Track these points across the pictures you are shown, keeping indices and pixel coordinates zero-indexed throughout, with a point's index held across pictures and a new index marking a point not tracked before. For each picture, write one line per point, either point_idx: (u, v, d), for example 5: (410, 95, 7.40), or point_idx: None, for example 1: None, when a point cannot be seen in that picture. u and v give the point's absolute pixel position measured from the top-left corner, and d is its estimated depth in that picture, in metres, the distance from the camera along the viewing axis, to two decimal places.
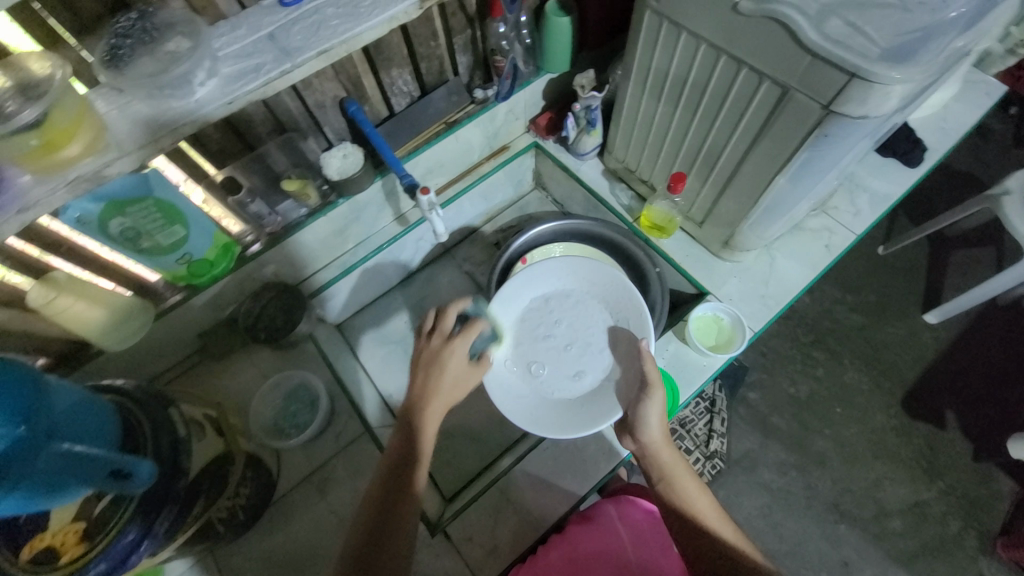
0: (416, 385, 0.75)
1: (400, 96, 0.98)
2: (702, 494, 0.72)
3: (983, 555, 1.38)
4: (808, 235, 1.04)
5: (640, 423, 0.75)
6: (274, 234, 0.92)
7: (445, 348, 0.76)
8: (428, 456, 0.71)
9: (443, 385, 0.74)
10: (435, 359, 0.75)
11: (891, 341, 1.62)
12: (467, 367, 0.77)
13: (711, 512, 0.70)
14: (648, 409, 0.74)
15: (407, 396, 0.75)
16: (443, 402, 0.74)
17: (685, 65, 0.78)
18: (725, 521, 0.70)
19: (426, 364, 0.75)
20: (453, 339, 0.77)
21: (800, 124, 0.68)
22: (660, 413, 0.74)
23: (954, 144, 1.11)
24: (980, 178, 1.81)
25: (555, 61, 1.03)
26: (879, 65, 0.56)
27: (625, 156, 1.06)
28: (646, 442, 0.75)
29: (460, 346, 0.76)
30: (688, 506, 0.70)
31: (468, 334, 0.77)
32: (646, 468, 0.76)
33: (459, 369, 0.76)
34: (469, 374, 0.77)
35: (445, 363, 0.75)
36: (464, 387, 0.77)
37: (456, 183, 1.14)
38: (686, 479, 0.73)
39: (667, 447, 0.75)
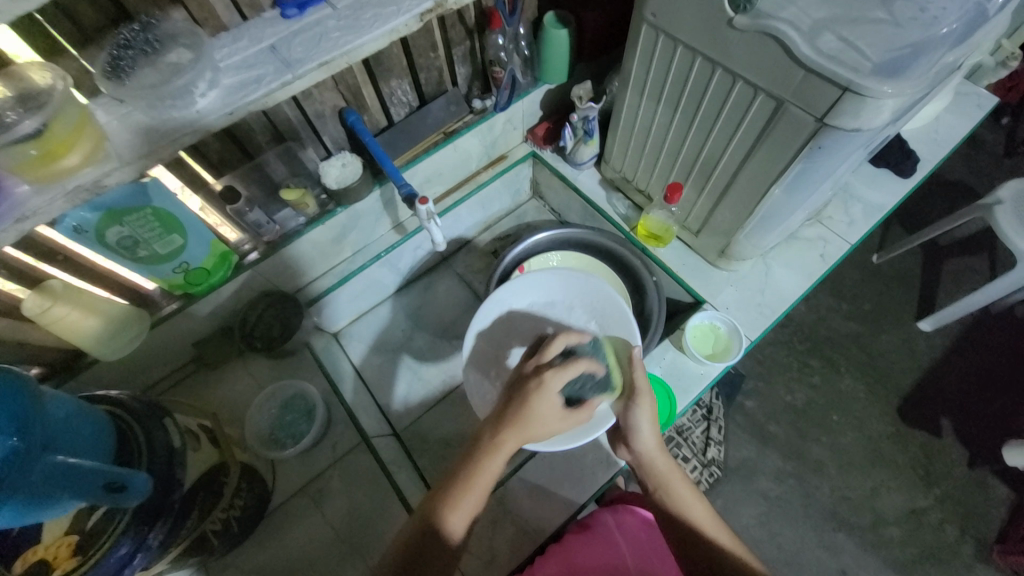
0: (500, 408, 0.65)
1: (400, 106, 0.99)
2: (697, 500, 0.72)
3: (980, 563, 1.39)
4: (803, 245, 1.05)
5: (631, 432, 0.73)
6: (272, 242, 0.92)
7: (535, 379, 0.64)
8: (464, 515, 0.62)
9: (524, 416, 0.63)
10: (523, 389, 0.64)
11: (887, 349, 1.63)
12: (557, 413, 0.64)
13: (705, 518, 0.70)
14: (638, 417, 0.72)
15: (489, 417, 0.66)
16: (517, 441, 0.62)
17: (682, 77, 0.79)
18: (719, 525, 0.70)
19: (513, 394, 0.65)
20: (547, 372, 0.64)
21: (794, 136, 0.69)
22: (650, 420, 0.72)
23: (945, 155, 1.13)
24: (971, 188, 1.83)
25: (553, 72, 1.04)
26: (871, 80, 0.57)
27: (621, 166, 1.07)
28: (639, 451, 0.74)
29: (553, 384, 0.63)
30: (681, 513, 0.70)
31: (563, 371, 0.63)
32: (641, 476, 0.75)
33: (548, 412, 0.63)
34: (557, 419, 0.64)
35: (531, 397, 0.62)
36: (550, 431, 0.64)
37: (454, 192, 1.15)
38: (678, 485, 0.72)
39: (662, 455, 0.74)
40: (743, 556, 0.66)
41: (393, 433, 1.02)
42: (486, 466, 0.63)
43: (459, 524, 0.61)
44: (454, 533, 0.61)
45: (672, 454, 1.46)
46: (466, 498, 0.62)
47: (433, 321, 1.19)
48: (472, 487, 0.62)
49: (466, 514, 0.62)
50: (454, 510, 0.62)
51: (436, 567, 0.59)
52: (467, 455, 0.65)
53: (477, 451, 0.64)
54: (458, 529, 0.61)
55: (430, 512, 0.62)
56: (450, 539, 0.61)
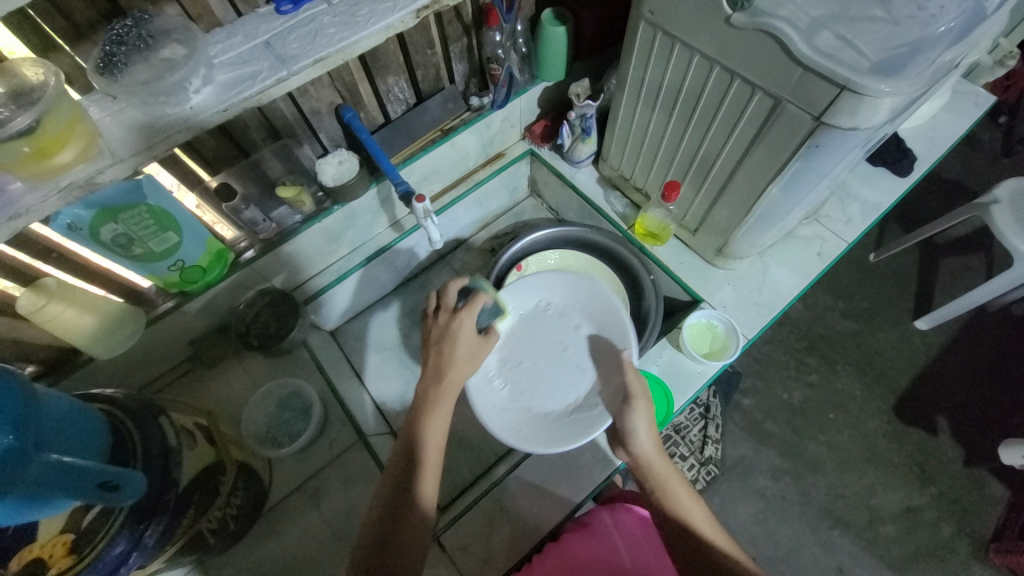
0: (429, 364, 0.72)
1: (396, 103, 0.98)
2: (696, 503, 0.71)
3: (975, 561, 1.39)
4: (801, 243, 1.05)
5: (629, 435, 0.74)
6: (269, 240, 0.91)
7: (455, 322, 0.74)
8: (432, 472, 0.66)
9: (450, 365, 0.72)
10: (445, 336, 0.74)
11: (883, 347, 1.64)
12: (477, 341, 0.75)
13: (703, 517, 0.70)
14: (635, 420, 0.74)
15: (421, 378, 0.73)
16: (459, 376, 0.71)
17: (680, 75, 0.79)
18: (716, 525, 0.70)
19: (439, 341, 0.73)
20: (459, 312, 0.74)
21: (792, 134, 0.69)
22: (648, 422, 0.74)
23: (942, 153, 1.13)
24: (968, 187, 1.84)
25: (550, 70, 1.04)
26: (868, 78, 0.57)
27: (619, 164, 1.07)
28: (638, 454, 0.74)
29: (466, 322, 0.74)
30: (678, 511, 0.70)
31: (471, 307, 0.75)
32: (639, 479, 0.75)
33: (468, 350, 0.73)
34: (480, 348, 0.75)
35: (453, 342, 0.72)
36: (472, 370, 0.74)
37: (451, 190, 1.15)
38: (676, 486, 0.72)
39: (660, 456, 0.74)
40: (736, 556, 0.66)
41: (391, 431, 1.02)
42: (432, 429, 0.68)
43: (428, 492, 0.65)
44: (428, 499, 0.64)
45: (669, 452, 1.47)
46: (426, 463, 0.66)
47: None
48: (428, 440, 0.67)
49: (432, 481, 0.66)
50: (421, 475, 0.65)
51: (411, 538, 0.60)
52: (416, 415, 0.69)
53: (425, 407, 0.69)
54: (429, 497, 0.64)
55: (397, 483, 0.64)
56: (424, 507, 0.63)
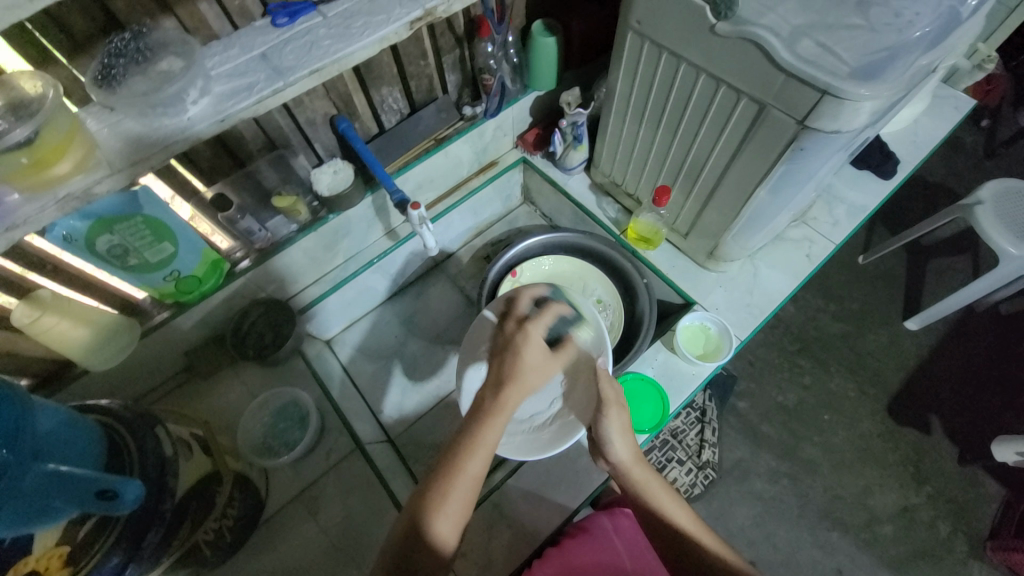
0: (494, 372, 0.68)
1: (391, 113, 1.00)
2: (678, 503, 0.72)
3: (973, 559, 1.40)
4: (790, 246, 1.07)
5: (604, 445, 0.73)
6: (264, 250, 0.92)
7: (521, 332, 0.70)
8: (456, 502, 0.60)
9: (520, 374, 0.66)
10: (510, 344, 0.70)
11: (875, 348, 1.66)
12: (546, 358, 0.69)
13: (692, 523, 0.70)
14: (607, 428, 0.72)
15: (486, 384, 0.68)
16: (518, 394, 0.65)
17: (667, 82, 0.81)
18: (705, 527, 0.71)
19: (504, 349, 0.69)
20: (527, 323, 0.71)
21: (777, 139, 0.71)
22: (623, 429, 0.72)
23: (924, 156, 1.16)
24: (952, 190, 1.88)
25: (541, 80, 1.06)
26: (849, 83, 0.59)
27: (610, 170, 1.09)
28: (617, 464, 0.74)
29: (535, 331, 0.71)
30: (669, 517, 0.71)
31: (541, 318, 0.72)
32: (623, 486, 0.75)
33: (539, 359, 0.69)
34: (549, 366, 0.69)
35: (522, 350, 0.68)
36: (544, 380, 0.69)
37: (446, 198, 1.16)
38: (662, 493, 0.72)
39: (638, 463, 0.74)
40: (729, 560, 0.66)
41: (388, 439, 1.01)
42: (478, 452, 0.62)
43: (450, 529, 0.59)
44: (443, 539, 0.58)
45: (667, 457, 1.47)
46: (452, 498, 0.60)
47: (427, 327, 1.19)
48: (468, 466, 0.61)
49: (455, 519, 0.60)
50: (445, 511, 0.59)
51: (427, 574, 0.56)
52: (459, 441, 0.63)
53: (472, 431, 0.63)
54: (448, 536, 0.58)
55: (417, 516, 0.59)
56: (443, 547, 0.58)
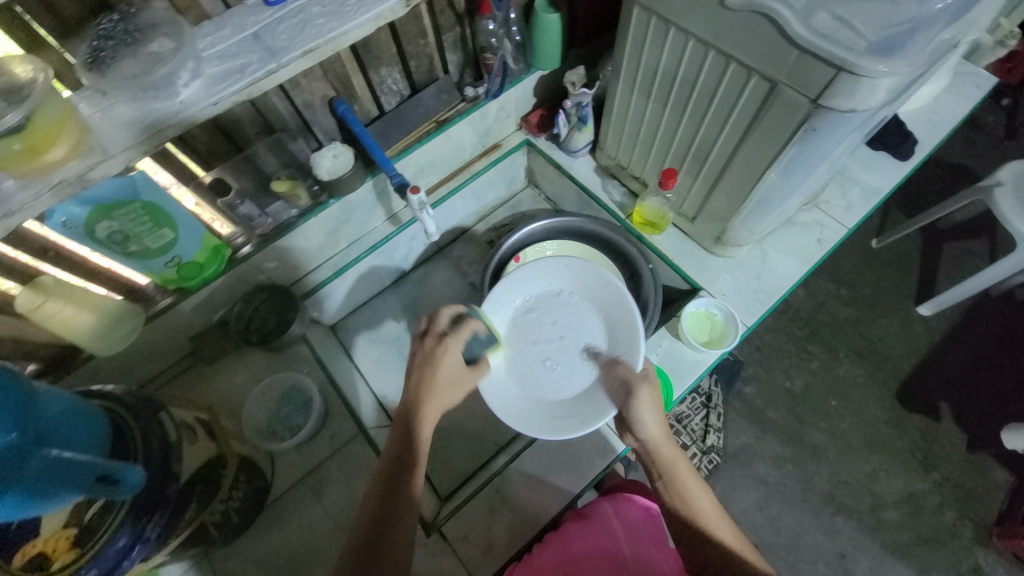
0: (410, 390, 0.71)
1: (390, 94, 0.98)
2: (702, 489, 0.70)
3: (979, 545, 1.40)
4: (800, 230, 1.04)
5: (635, 423, 0.73)
6: (265, 235, 0.92)
7: (439, 347, 0.73)
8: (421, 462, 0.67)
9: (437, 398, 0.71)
10: (428, 359, 0.72)
11: (885, 334, 1.63)
12: (461, 372, 0.74)
13: (711, 509, 0.69)
14: (638, 408, 0.72)
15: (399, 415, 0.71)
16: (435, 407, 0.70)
17: (675, 60, 0.78)
18: (722, 515, 0.69)
19: (422, 368, 0.72)
20: (447, 339, 0.74)
21: (789, 118, 0.67)
22: (654, 409, 0.73)
23: (944, 136, 1.12)
24: (971, 171, 1.82)
25: (545, 58, 1.03)
26: (866, 59, 0.56)
27: (616, 152, 1.06)
28: (644, 441, 0.73)
29: (454, 345, 0.74)
30: (687, 501, 0.69)
31: (460, 334, 0.75)
32: (647, 466, 0.74)
33: (454, 371, 0.73)
34: (466, 377, 0.74)
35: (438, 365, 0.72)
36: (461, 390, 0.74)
37: (448, 182, 1.14)
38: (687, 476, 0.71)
39: (667, 442, 0.72)
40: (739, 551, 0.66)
41: (391, 424, 1.02)
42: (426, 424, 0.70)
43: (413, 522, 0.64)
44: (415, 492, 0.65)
45: (671, 442, 1.48)
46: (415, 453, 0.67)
47: (430, 312, 1.19)
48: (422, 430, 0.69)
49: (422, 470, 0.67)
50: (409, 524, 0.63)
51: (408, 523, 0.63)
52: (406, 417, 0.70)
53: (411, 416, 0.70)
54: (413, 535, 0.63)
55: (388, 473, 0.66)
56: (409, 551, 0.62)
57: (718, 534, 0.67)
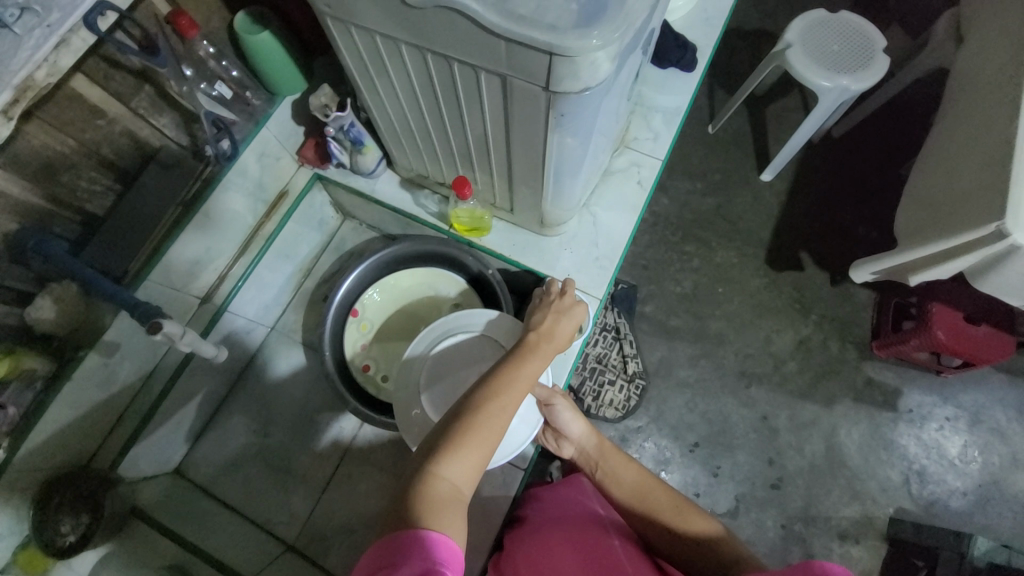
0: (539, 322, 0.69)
1: (97, 196, 0.75)
2: (631, 466, 0.82)
3: (866, 361, 1.61)
4: (619, 177, 1.01)
5: (563, 429, 0.85)
6: (14, 426, 0.70)
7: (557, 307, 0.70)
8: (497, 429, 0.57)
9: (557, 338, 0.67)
10: (566, 309, 0.70)
11: (743, 211, 1.74)
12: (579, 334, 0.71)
13: (636, 477, 0.80)
14: (560, 414, 0.82)
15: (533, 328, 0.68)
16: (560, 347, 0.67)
17: (403, 68, 0.66)
18: (654, 481, 0.80)
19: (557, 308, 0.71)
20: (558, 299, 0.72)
21: (535, 108, 0.59)
22: (573, 412, 0.84)
23: (719, 33, 1.11)
24: (770, 32, 1.90)
25: (285, 84, 0.89)
26: (570, 36, 0.48)
27: (410, 163, 0.94)
28: (577, 439, 0.86)
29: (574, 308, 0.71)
30: (619, 483, 0.81)
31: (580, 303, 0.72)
32: (587, 462, 0.86)
33: (571, 331, 0.70)
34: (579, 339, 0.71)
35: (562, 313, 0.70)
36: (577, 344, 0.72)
37: (242, 258, 0.97)
38: (615, 457, 0.83)
39: (593, 435, 0.85)
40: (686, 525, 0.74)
41: (286, 550, 0.91)
42: (537, 360, 0.64)
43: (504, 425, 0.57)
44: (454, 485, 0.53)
45: (600, 381, 1.55)
46: (494, 418, 0.57)
47: (295, 393, 1.05)
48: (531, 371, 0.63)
49: (488, 442, 0.55)
50: (473, 439, 0.54)
51: (449, 505, 0.51)
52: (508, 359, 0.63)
53: (512, 362, 0.63)
54: (457, 482, 0.53)
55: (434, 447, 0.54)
56: (482, 446, 0.55)
57: (655, 495, 0.78)
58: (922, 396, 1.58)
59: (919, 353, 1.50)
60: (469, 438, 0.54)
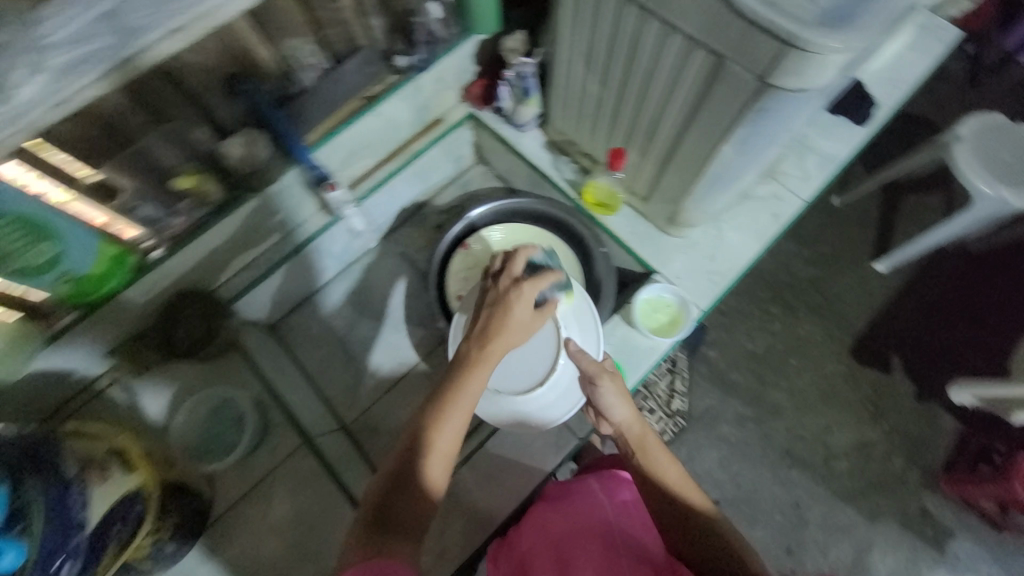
0: (482, 321, 0.68)
1: (306, 69, 0.85)
2: (673, 463, 0.71)
3: (925, 489, 1.48)
4: (756, 204, 1.00)
5: (606, 407, 0.75)
6: (178, 236, 0.83)
7: (513, 291, 0.68)
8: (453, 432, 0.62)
9: (510, 326, 0.67)
10: (502, 300, 0.69)
11: (843, 293, 1.65)
12: (534, 315, 0.69)
13: (677, 475, 0.70)
14: (607, 393, 0.75)
15: (470, 336, 0.68)
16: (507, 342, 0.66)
17: (615, 28, 0.70)
18: (694, 485, 0.70)
19: (498, 301, 0.69)
20: (519, 283, 0.69)
21: (735, 97, 0.61)
22: (619, 394, 0.75)
23: (903, 99, 1.07)
24: (934, 123, 1.77)
25: (483, 21, 0.94)
26: (813, 32, 0.50)
27: (565, 127, 0.98)
28: (617, 424, 0.75)
29: (528, 290, 0.68)
30: (662, 480, 0.70)
31: (537, 281, 0.69)
32: (624, 450, 0.75)
33: (527, 317, 0.68)
34: (536, 322, 0.69)
35: (512, 303, 0.67)
36: (534, 326, 0.70)
37: (386, 164, 1.05)
38: (658, 452, 0.72)
39: (639, 422, 0.74)
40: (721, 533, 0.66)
41: (341, 427, 0.98)
42: (484, 361, 0.65)
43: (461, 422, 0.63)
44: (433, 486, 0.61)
45: (639, 407, 1.47)
46: (444, 428, 0.62)
47: (380, 303, 1.13)
48: (477, 375, 0.65)
49: (446, 449, 0.62)
50: (430, 456, 0.61)
51: (421, 510, 0.59)
52: (455, 368, 0.66)
53: (460, 373, 0.65)
54: (441, 468, 0.61)
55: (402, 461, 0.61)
56: (441, 445, 0.61)
57: (691, 499, 0.69)
58: (974, 547, 1.43)
59: (984, 501, 1.37)
60: (431, 451, 0.61)
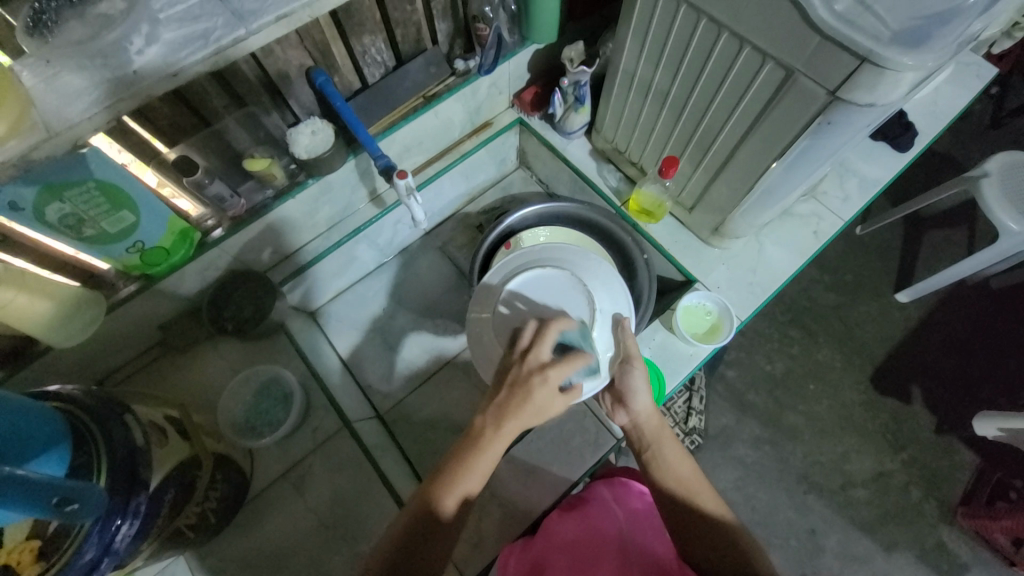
0: (499, 396, 0.62)
1: (374, 66, 0.90)
2: (686, 460, 0.68)
3: (944, 523, 1.44)
4: (797, 221, 1.02)
5: (629, 394, 0.72)
6: (238, 217, 0.84)
7: (538, 375, 0.61)
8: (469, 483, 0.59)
9: (528, 408, 0.60)
10: (523, 383, 0.61)
11: (863, 320, 1.64)
12: (556, 403, 0.62)
13: (687, 471, 0.67)
14: (635, 378, 0.71)
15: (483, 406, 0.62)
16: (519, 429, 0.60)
17: (684, 39, 0.73)
18: (706, 483, 0.66)
19: (517, 383, 0.62)
20: (547, 368, 0.62)
21: (802, 110, 0.64)
22: (646, 382, 0.71)
23: (942, 130, 1.10)
24: (957, 160, 1.80)
25: (541, 33, 0.96)
26: (892, 50, 0.52)
27: (614, 136, 1.01)
28: (635, 413, 0.72)
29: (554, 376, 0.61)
30: (668, 474, 0.67)
31: (567, 365, 0.62)
32: (637, 441, 0.72)
33: (547, 403, 0.61)
34: (555, 408, 0.62)
35: (533, 387, 0.60)
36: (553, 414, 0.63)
37: (435, 162, 1.09)
38: (670, 445, 0.69)
39: (655, 415, 0.72)
40: (731, 538, 0.61)
41: (376, 415, 0.99)
42: (498, 444, 0.60)
43: (462, 496, 0.59)
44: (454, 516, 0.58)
45: None
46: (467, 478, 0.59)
47: (415, 297, 1.15)
48: (488, 452, 0.60)
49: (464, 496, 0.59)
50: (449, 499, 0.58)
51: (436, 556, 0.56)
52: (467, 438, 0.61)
53: (473, 444, 0.60)
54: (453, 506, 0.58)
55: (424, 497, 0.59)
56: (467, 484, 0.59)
57: (702, 500, 0.64)
58: None
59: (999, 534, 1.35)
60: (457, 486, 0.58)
